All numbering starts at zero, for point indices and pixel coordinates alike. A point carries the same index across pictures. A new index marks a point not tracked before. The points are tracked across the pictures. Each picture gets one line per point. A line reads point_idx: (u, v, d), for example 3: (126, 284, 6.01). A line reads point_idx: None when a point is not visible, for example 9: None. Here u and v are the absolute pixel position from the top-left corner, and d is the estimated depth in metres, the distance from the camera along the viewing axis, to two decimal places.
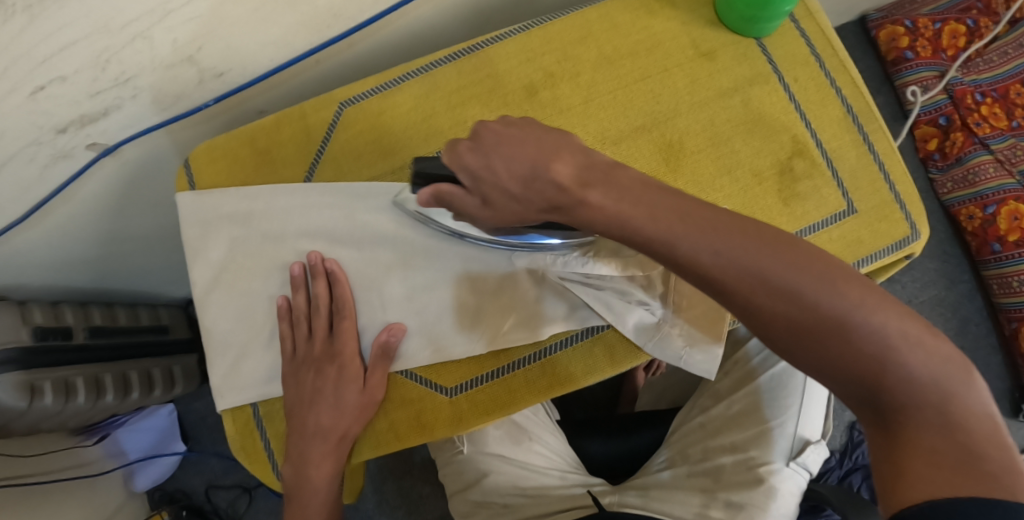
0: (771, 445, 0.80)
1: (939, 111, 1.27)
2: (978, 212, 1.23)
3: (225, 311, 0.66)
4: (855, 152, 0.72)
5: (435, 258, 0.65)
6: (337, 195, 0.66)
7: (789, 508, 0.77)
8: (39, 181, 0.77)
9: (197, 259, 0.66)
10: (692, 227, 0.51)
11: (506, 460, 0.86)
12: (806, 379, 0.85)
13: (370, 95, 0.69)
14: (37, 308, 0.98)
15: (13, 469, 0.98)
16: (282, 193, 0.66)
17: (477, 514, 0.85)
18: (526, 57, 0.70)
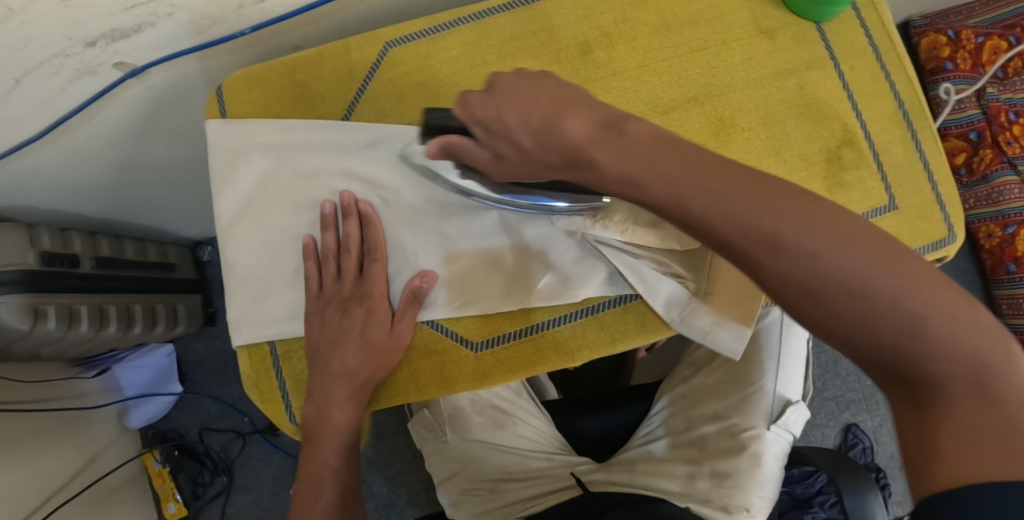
0: (753, 410, 0.82)
1: (972, 126, 1.23)
2: (997, 231, 1.23)
3: (250, 245, 0.64)
4: (903, 148, 0.70)
5: (473, 212, 0.63)
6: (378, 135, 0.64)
7: (773, 472, 0.79)
8: (62, 95, 0.75)
9: (228, 186, 0.64)
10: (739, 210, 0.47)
11: (493, 446, 0.85)
12: (781, 340, 0.87)
13: (418, 37, 0.66)
14: (46, 232, 0.95)
15: (13, 394, 0.98)
16: (320, 127, 0.64)
17: (466, 504, 0.82)
18: (583, 14, 0.67)
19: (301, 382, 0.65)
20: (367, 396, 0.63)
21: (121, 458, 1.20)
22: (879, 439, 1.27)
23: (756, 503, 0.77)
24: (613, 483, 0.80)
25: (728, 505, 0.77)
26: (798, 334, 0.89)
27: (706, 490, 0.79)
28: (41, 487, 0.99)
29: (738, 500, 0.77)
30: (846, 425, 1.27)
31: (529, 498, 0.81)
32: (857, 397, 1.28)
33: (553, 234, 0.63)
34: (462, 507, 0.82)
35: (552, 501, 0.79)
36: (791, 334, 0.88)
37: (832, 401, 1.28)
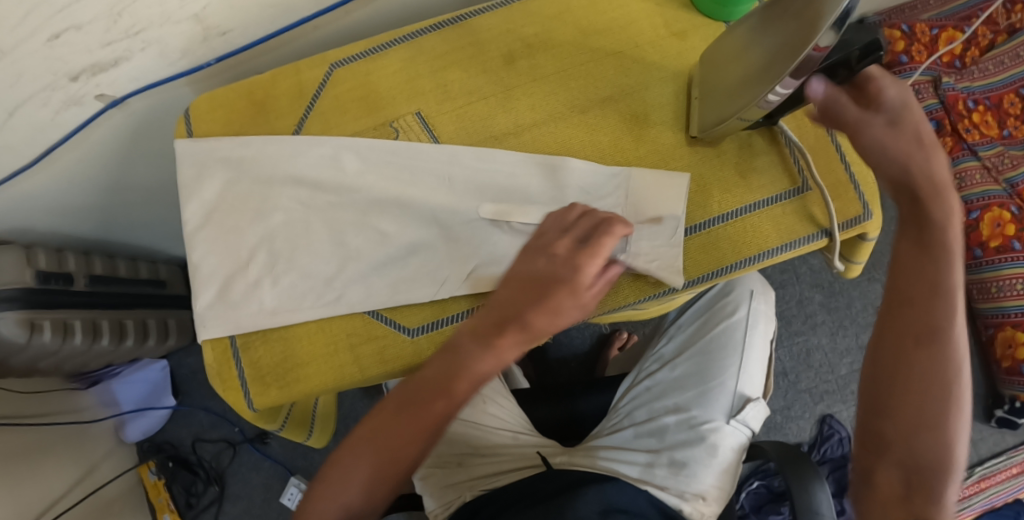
0: (712, 403, 0.87)
1: (929, 116, 1.22)
2: (961, 217, 1.17)
3: (212, 247, 0.71)
4: (815, 133, 0.74)
5: (408, 208, 0.70)
6: (324, 145, 0.71)
7: (730, 462, 0.84)
8: (51, 124, 0.84)
9: (196, 195, 0.71)
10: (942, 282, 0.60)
11: (461, 422, 0.91)
12: (743, 338, 0.91)
13: (360, 57, 0.74)
14: (42, 252, 1.04)
15: (14, 409, 1.07)
16: (273, 140, 0.72)
17: (431, 475, 0.88)
18: (506, 28, 0.75)
19: (258, 369, 0.70)
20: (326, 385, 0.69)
21: (117, 469, 1.26)
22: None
23: (710, 490, 0.82)
24: (573, 464, 0.84)
25: (684, 492, 0.81)
26: (763, 333, 0.93)
27: (664, 476, 0.83)
28: (38, 495, 1.07)
29: (694, 488, 0.81)
30: (821, 417, 1.26)
31: (491, 475, 0.86)
32: (831, 388, 1.28)
33: (478, 225, 0.70)
34: (428, 479, 0.88)
35: (514, 477, 0.84)
36: (752, 333, 0.92)
37: (807, 392, 1.27)
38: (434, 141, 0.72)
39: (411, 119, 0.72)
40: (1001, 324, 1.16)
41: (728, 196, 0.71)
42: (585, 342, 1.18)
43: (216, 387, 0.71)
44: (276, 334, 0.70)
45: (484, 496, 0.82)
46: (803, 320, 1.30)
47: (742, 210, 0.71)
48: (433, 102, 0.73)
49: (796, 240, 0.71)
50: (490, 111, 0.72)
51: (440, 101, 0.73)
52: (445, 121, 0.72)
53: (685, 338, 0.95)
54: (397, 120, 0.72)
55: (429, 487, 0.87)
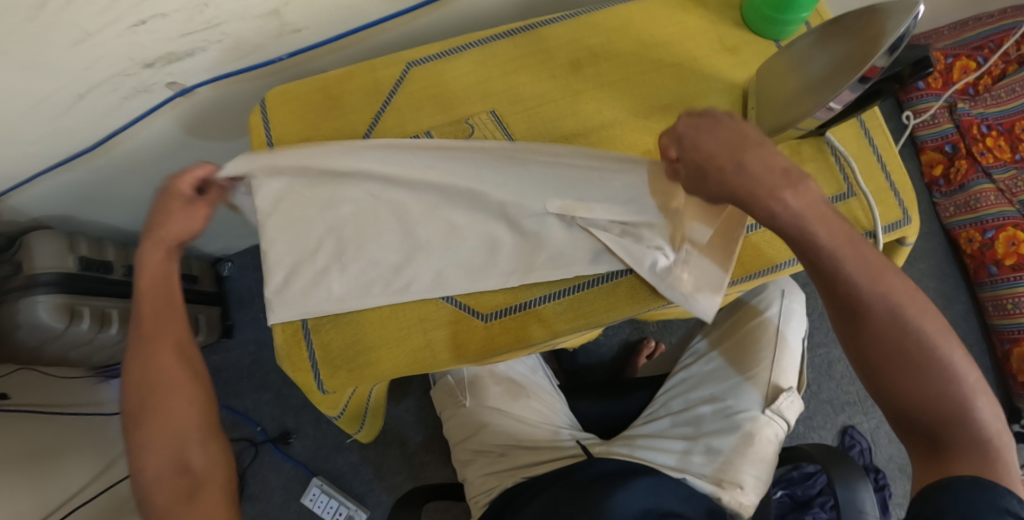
0: (748, 394, 0.90)
1: (946, 139, 1.30)
2: (977, 236, 1.26)
3: (281, 235, 0.73)
4: (856, 144, 0.78)
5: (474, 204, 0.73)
6: (389, 142, 0.73)
7: (767, 453, 0.86)
8: (118, 110, 0.86)
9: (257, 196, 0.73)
10: (879, 270, 0.63)
11: (503, 413, 0.95)
12: (778, 334, 0.94)
13: (435, 58, 0.78)
14: (83, 240, 1.06)
15: (37, 399, 1.09)
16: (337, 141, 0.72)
17: (474, 462, 0.93)
18: (573, 37, 0.79)
19: (328, 352, 0.72)
20: (401, 367, 0.72)
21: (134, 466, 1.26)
22: (877, 441, 1.28)
23: (749, 480, 0.84)
24: (613, 452, 0.88)
25: (721, 480, 0.84)
26: (795, 331, 0.96)
27: (701, 465, 0.86)
28: (59, 487, 1.07)
29: (731, 477, 0.84)
30: (843, 428, 1.28)
31: (531, 464, 0.89)
32: (852, 399, 1.29)
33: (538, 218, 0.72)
34: (470, 466, 0.93)
35: (553, 466, 0.88)
36: (786, 328, 0.95)
37: (829, 402, 1.29)
38: (508, 138, 0.75)
39: (485, 118, 0.76)
40: (1018, 339, 1.22)
41: None
42: (611, 348, 1.21)
43: (286, 369, 0.73)
44: (348, 318, 0.72)
45: (523, 484, 0.86)
46: (824, 331, 1.33)
47: None
48: (505, 102, 0.76)
49: None
50: (561, 113, 0.76)
51: (512, 102, 0.76)
52: (517, 120, 0.76)
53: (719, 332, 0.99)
54: (471, 118, 0.76)
55: (470, 473, 0.92)
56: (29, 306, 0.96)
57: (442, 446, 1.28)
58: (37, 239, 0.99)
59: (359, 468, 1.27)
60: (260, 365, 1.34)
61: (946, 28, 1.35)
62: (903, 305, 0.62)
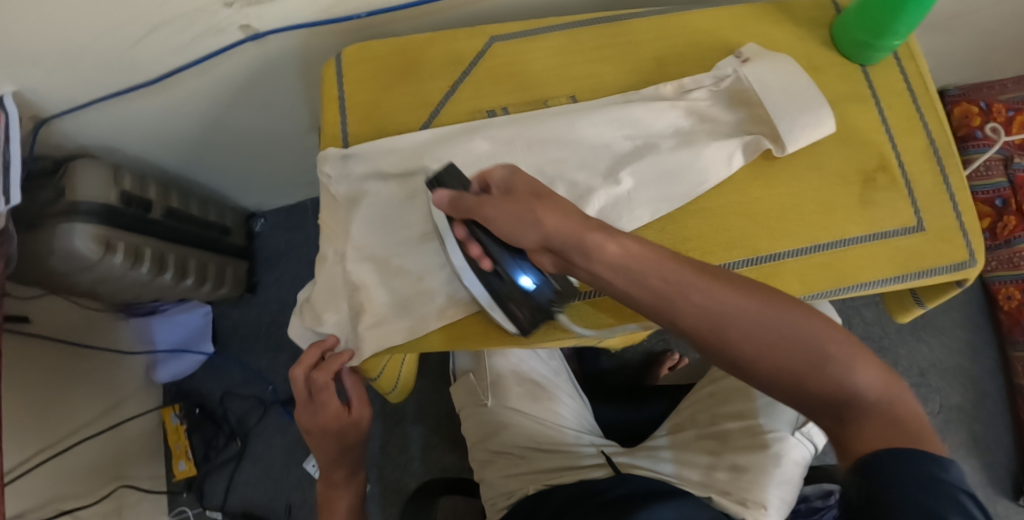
0: (778, 413, 0.87)
1: (997, 193, 1.26)
2: (1017, 294, 1.24)
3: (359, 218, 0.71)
4: (931, 179, 0.77)
5: (580, 147, 0.70)
6: (465, 126, 0.72)
7: (794, 475, 0.84)
8: (187, 48, 0.86)
9: (329, 240, 0.72)
10: (666, 305, 0.57)
11: (525, 415, 0.95)
12: None
13: (518, 37, 0.76)
14: (127, 174, 1.05)
15: (55, 328, 1.08)
16: (422, 134, 0.72)
17: (494, 463, 0.92)
18: (660, 34, 0.77)
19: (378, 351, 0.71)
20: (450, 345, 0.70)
21: (140, 408, 1.25)
22: None
23: (774, 501, 0.82)
24: (635, 465, 0.88)
25: (745, 499, 0.82)
26: None
27: (725, 482, 0.85)
28: (66, 417, 1.08)
29: (755, 496, 0.81)
30: None
31: (553, 470, 0.88)
32: None
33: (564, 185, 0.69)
34: (490, 467, 0.93)
35: (574, 475, 0.85)
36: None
37: None
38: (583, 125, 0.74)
39: (563, 102, 0.74)
40: None
41: (847, 222, 0.73)
42: (635, 357, 1.22)
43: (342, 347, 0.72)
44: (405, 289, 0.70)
45: (543, 491, 0.84)
46: None
47: (866, 237, 0.73)
48: (585, 90, 0.74)
49: (908, 274, 0.73)
50: None
51: (592, 91, 0.74)
52: None
53: None
54: (549, 101, 0.74)
55: (489, 474, 0.92)
56: (67, 233, 0.95)
57: (451, 430, 1.25)
58: (81, 167, 0.98)
59: None
60: (279, 325, 1.34)
61: (1009, 80, 1.33)
62: (827, 351, 0.55)
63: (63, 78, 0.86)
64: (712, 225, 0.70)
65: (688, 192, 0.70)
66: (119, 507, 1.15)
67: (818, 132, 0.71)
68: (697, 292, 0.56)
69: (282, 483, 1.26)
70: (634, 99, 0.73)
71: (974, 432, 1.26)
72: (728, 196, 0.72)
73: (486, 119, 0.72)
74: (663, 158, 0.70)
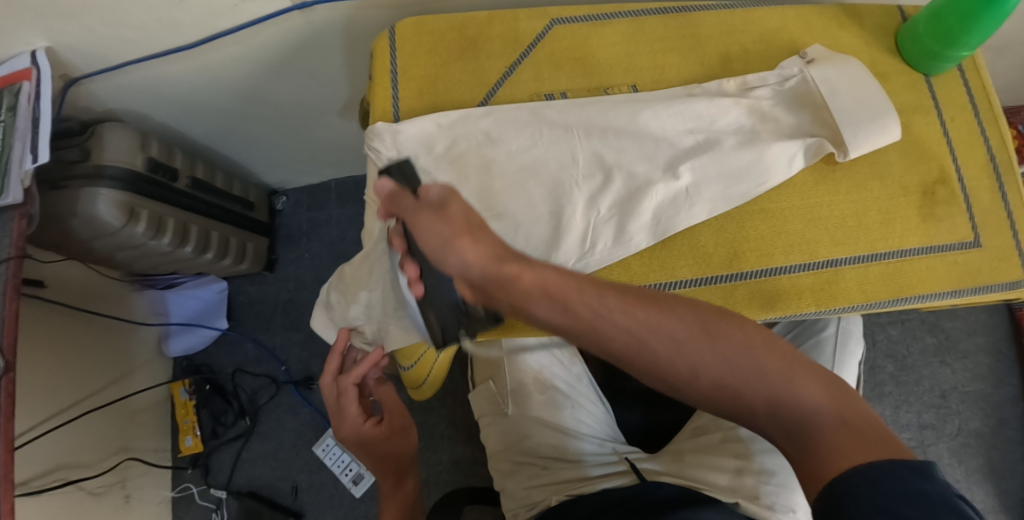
0: None
1: None
2: None
3: None
4: (990, 196, 0.75)
5: (643, 139, 0.68)
6: (524, 107, 0.69)
7: None
8: (230, 12, 0.83)
9: (375, 217, 0.69)
10: (586, 335, 0.55)
11: (549, 424, 0.90)
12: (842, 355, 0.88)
13: (581, 20, 0.73)
14: (154, 142, 1.03)
15: (69, 293, 1.06)
16: (480, 113, 0.69)
17: (517, 474, 0.90)
18: (727, 29, 0.74)
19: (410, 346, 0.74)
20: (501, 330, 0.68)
21: (150, 381, 1.22)
22: None
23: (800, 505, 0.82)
24: (661, 473, 0.84)
25: (774, 504, 0.81)
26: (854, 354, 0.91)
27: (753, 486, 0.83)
28: (76, 384, 1.06)
29: (785, 501, 0.81)
30: None
31: (578, 480, 0.86)
32: None
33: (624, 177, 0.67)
34: (512, 477, 0.90)
35: (600, 484, 0.83)
36: (845, 353, 0.87)
37: None
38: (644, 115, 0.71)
39: (624, 92, 0.72)
40: None
41: (906, 234, 0.71)
42: None
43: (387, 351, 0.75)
44: None
45: (568, 501, 0.82)
46: (870, 387, 1.28)
47: (925, 250, 0.71)
48: (647, 81, 0.72)
49: (964, 289, 0.71)
50: None
51: (655, 82, 0.72)
52: None
53: None
54: (611, 89, 0.72)
55: (511, 484, 0.90)
56: (91, 196, 0.93)
57: (466, 422, 1.22)
58: (109, 129, 0.96)
59: None
60: (295, 305, 1.31)
61: None
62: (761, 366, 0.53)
63: (100, 35, 0.84)
64: (772, 226, 0.68)
65: (750, 192, 0.67)
66: (123, 479, 1.12)
67: (884, 137, 0.68)
68: (615, 315, 0.54)
69: (289, 464, 1.24)
70: (697, 93, 0.70)
71: (991, 457, 1.25)
72: (788, 198, 0.69)
73: (545, 102, 0.70)
74: (726, 154, 0.67)
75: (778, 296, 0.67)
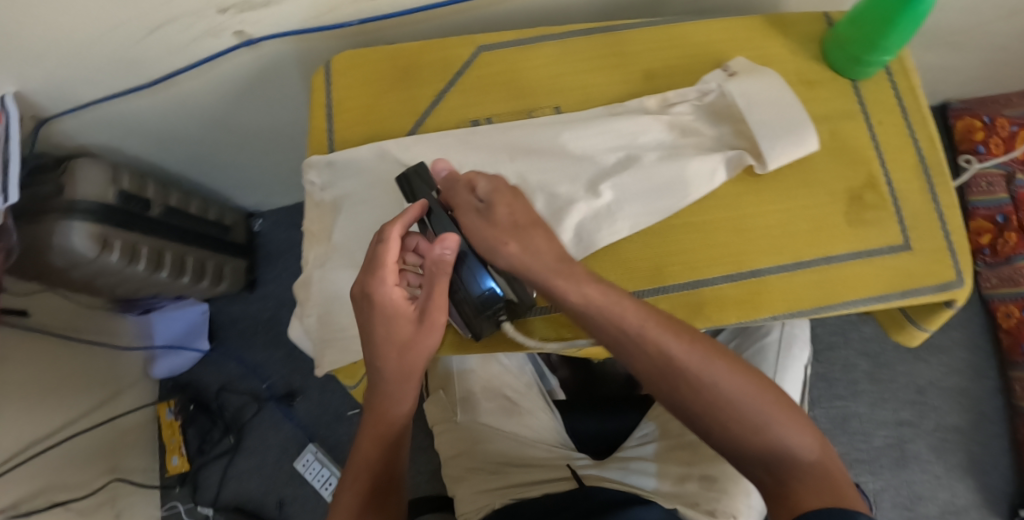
0: None
1: (999, 209, 1.27)
2: (1017, 311, 1.23)
3: (347, 225, 0.71)
4: (920, 198, 0.76)
5: (564, 160, 0.70)
6: (450, 134, 0.72)
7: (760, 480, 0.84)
8: (184, 50, 0.87)
9: (312, 246, 0.73)
10: (614, 336, 0.61)
11: (497, 430, 0.96)
12: (778, 359, 0.90)
13: (508, 45, 0.76)
14: (127, 174, 1.07)
15: (54, 320, 1.10)
16: (409, 141, 0.72)
17: (467, 479, 0.93)
18: (652, 46, 0.76)
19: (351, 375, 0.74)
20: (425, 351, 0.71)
21: (137, 402, 1.27)
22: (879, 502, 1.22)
23: (742, 510, 0.82)
24: (603, 478, 0.86)
25: (715, 510, 0.82)
26: (798, 356, 0.91)
27: (695, 493, 0.84)
28: (63, 409, 1.10)
29: (725, 506, 0.82)
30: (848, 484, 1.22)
31: (525, 484, 0.88)
32: (862, 456, 1.25)
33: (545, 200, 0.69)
34: (462, 482, 0.93)
35: (549, 488, 0.86)
36: (787, 356, 0.90)
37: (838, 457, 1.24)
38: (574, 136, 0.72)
39: (548, 113, 0.74)
40: None
41: (835, 240, 0.72)
42: None
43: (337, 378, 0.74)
44: None
45: (513, 504, 0.85)
46: (844, 385, 1.29)
47: (852, 256, 0.72)
48: (572, 101, 0.74)
49: (892, 294, 0.72)
50: None
51: (579, 103, 0.74)
52: None
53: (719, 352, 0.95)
54: (535, 112, 0.74)
55: (461, 490, 0.92)
56: (65, 230, 0.97)
57: None
58: (82, 165, 1.00)
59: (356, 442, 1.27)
60: (276, 323, 1.35)
61: (1015, 95, 1.32)
62: (768, 411, 0.59)
63: (63, 77, 0.88)
64: (695, 239, 0.70)
65: (670, 206, 0.69)
66: (113, 498, 1.16)
67: (800, 151, 0.70)
68: (626, 329, 0.60)
69: (274, 479, 1.27)
70: (620, 112, 0.73)
71: (971, 453, 1.24)
72: (712, 210, 0.71)
73: (470, 128, 0.72)
74: (646, 170, 0.70)
75: (701, 308, 0.68)
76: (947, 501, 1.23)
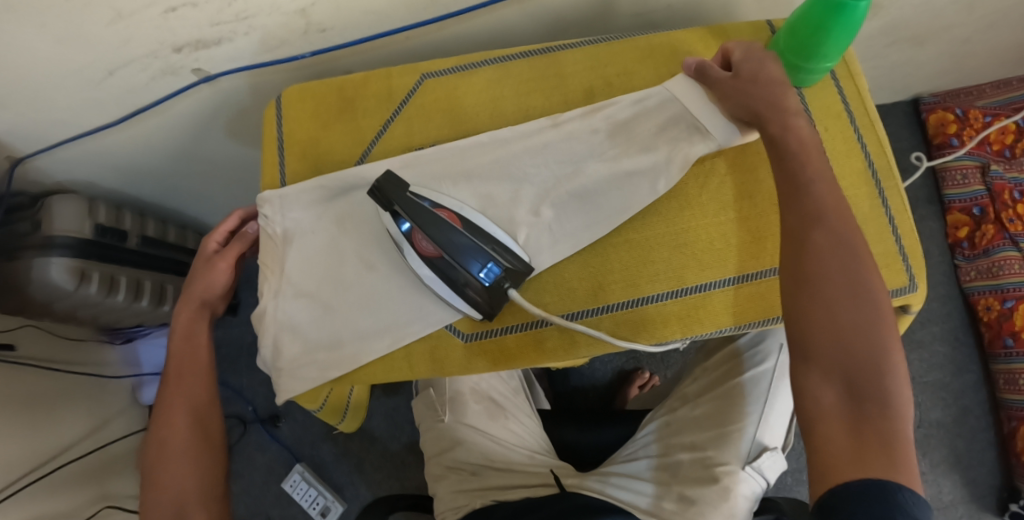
0: (729, 447, 0.87)
1: (975, 201, 1.27)
2: (996, 304, 1.23)
3: (298, 257, 0.73)
4: (869, 203, 0.76)
5: (504, 184, 0.72)
6: (393, 164, 0.74)
7: (739, 509, 0.84)
8: (146, 89, 0.89)
9: (264, 278, 0.74)
10: (810, 262, 0.62)
11: (481, 432, 0.96)
12: (769, 390, 0.91)
13: (449, 72, 0.77)
14: (103, 207, 1.08)
15: (41, 353, 1.13)
16: (355, 174, 0.73)
17: (446, 478, 0.94)
18: (591, 65, 0.77)
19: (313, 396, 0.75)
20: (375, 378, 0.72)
21: (126, 429, 1.30)
22: None
23: None
24: (585, 486, 0.86)
25: None
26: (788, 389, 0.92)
27: (671, 511, 0.85)
28: (53, 440, 1.12)
29: None
30: None
31: (503, 487, 0.90)
32: None
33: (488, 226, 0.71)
34: (442, 481, 0.95)
35: (524, 494, 0.87)
36: (776, 386, 0.91)
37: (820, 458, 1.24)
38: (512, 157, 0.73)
39: None
40: None
41: None
42: (606, 375, 1.22)
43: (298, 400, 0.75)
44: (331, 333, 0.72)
45: (491, 506, 0.87)
46: None
47: None
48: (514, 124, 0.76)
49: None
50: None
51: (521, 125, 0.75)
52: None
53: (722, 374, 0.94)
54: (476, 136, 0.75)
55: (442, 488, 0.94)
56: (43, 265, 0.99)
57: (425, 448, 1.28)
58: (58, 201, 1.02)
59: (341, 460, 1.29)
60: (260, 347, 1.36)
61: (987, 85, 1.31)
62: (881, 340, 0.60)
63: (32, 120, 0.91)
64: (637, 257, 0.71)
65: (610, 223, 0.71)
66: None
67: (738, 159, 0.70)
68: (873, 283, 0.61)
69: (263, 499, 1.30)
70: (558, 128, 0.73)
71: (955, 448, 1.24)
72: (653, 226, 0.72)
73: (414, 153, 0.74)
74: (586, 188, 0.71)
75: (644, 325, 0.70)
76: (934, 497, 1.22)
